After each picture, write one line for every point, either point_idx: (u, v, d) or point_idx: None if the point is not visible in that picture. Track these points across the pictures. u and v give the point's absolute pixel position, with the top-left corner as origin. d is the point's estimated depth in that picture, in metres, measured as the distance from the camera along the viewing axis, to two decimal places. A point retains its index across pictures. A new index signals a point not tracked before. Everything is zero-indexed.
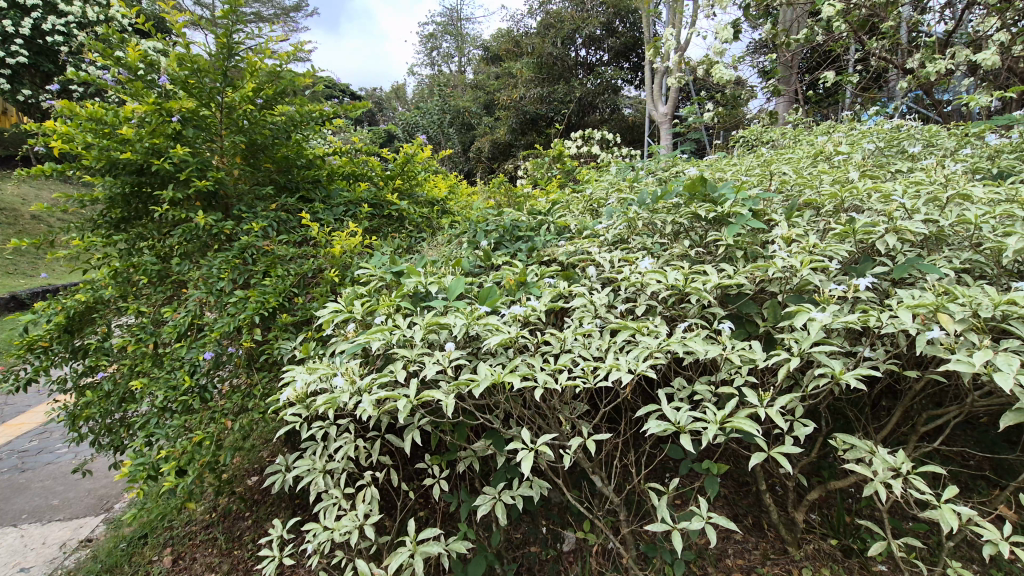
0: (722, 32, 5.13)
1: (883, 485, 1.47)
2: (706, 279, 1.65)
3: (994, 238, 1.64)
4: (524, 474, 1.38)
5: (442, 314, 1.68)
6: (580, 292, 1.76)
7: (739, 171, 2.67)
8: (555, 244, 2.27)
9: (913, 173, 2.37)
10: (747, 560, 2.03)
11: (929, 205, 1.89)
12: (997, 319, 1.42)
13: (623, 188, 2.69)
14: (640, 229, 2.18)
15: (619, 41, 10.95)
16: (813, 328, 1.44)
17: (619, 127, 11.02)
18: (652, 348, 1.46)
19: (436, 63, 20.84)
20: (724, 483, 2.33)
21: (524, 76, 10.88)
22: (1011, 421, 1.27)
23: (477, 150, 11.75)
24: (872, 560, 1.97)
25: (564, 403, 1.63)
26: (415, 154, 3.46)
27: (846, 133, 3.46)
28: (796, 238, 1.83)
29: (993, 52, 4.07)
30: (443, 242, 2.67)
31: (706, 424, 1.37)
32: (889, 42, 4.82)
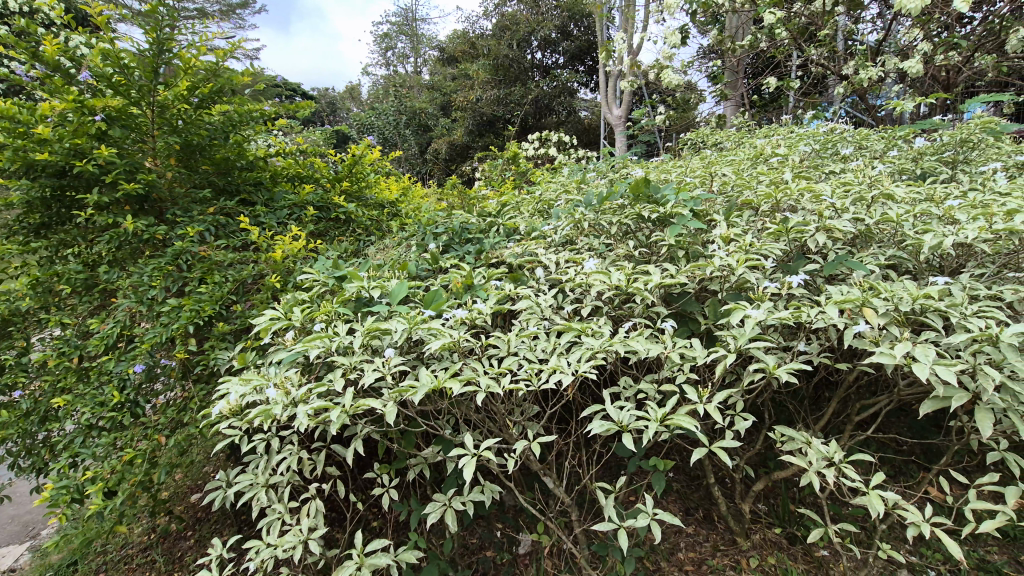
0: (670, 38, 5.27)
1: (819, 472, 1.53)
2: (648, 279, 1.68)
3: (914, 235, 1.73)
4: (467, 480, 1.35)
5: (384, 319, 1.64)
6: (526, 294, 1.75)
7: (683, 173, 2.73)
8: (503, 246, 2.26)
9: (843, 174, 2.49)
10: (697, 553, 2.08)
11: (856, 205, 1.98)
12: (916, 313, 1.50)
13: (572, 190, 2.72)
14: (587, 230, 2.20)
15: (574, 45, 11.12)
16: (748, 325, 1.48)
17: (574, 129, 11.16)
18: (594, 349, 1.47)
19: (392, 63, 20.66)
20: (675, 478, 2.38)
21: (480, 77, 10.86)
22: (930, 409, 1.33)
23: (434, 151, 11.62)
24: (814, 546, 2.04)
25: (513, 405, 1.62)
26: (363, 156, 3.38)
27: (785, 136, 3.62)
28: (734, 237, 1.88)
29: (918, 61, 4.33)
30: (391, 245, 2.62)
31: (648, 422, 1.38)
32: (826, 49, 5.06)
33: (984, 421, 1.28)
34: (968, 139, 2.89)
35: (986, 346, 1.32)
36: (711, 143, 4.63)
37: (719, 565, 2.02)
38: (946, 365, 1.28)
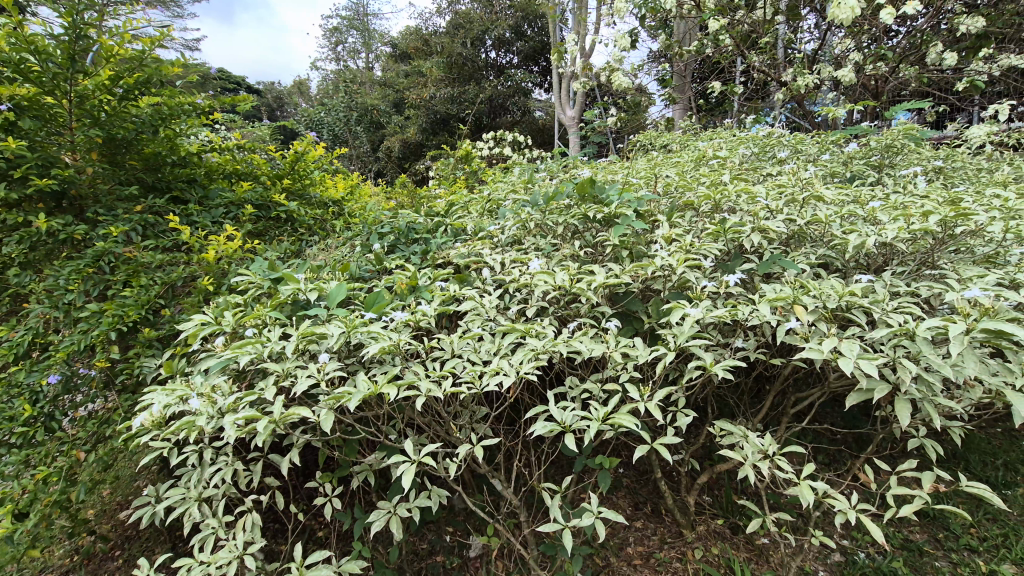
0: (620, 41, 5.36)
1: (756, 464, 1.57)
2: (592, 279, 1.69)
3: (841, 235, 1.82)
4: (405, 488, 1.30)
5: (322, 322, 1.58)
6: (470, 295, 1.73)
7: (629, 174, 2.78)
8: (450, 245, 2.23)
9: (779, 176, 2.59)
10: (646, 547, 2.11)
11: (788, 206, 2.07)
12: (843, 309, 1.57)
13: (520, 190, 2.71)
14: (533, 230, 2.20)
15: (528, 45, 11.19)
16: (687, 323, 1.51)
17: (529, 129, 11.21)
18: (537, 350, 1.46)
19: (342, 59, 20.19)
20: (624, 474, 2.41)
21: (433, 75, 10.73)
22: (855, 401, 1.40)
23: (386, 149, 11.39)
24: (755, 535, 2.11)
25: (457, 408, 1.60)
26: (306, 153, 3.25)
27: (727, 139, 3.75)
28: (676, 237, 1.92)
29: (849, 70, 4.59)
30: (334, 245, 2.53)
31: (590, 422, 1.38)
32: (767, 56, 5.28)
33: (902, 411, 1.34)
34: (892, 145, 3.08)
35: (904, 340, 1.39)
36: (659, 145, 4.73)
37: (666, 558, 2.05)
38: (869, 359, 1.34)
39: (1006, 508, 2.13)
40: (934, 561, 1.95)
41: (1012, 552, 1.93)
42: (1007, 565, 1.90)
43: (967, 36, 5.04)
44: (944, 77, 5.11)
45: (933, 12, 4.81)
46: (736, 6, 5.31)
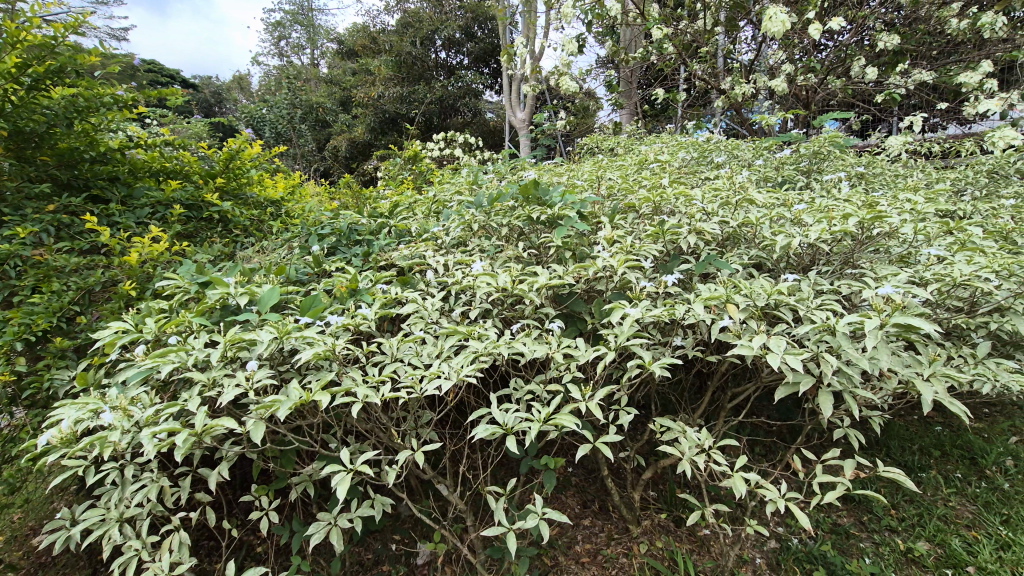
0: (568, 45, 5.43)
1: (693, 459, 1.63)
2: (534, 280, 1.69)
3: (770, 236, 1.91)
4: (341, 499, 1.25)
5: (254, 328, 1.50)
6: (412, 298, 1.69)
7: (574, 176, 2.81)
8: (393, 247, 2.18)
9: (716, 179, 2.69)
10: (593, 544, 2.14)
11: (723, 208, 2.15)
12: (772, 307, 1.64)
13: (465, 191, 2.68)
14: (478, 232, 2.19)
15: (478, 47, 11.19)
16: (626, 323, 1.54)
17: (480, 131, 11.20)
18: (478, 352, 1.44)
19: (285, 55, 19.53)
20: (573, 473, 2.44)
21: (382, 74, 10.54)
22: (784, 394, 1.47)
23: (333, 148, 11.08)
24: (697, 526, 2.18)
25: (399, 413, 1.57)
26: (241, 151, 3.08)
27: (669, 144, 3.87)
28: (617, 239, 1.95)
29: (782, 81, 4.84)
30: (271, 248, 2.43)
31: (531, 424, 1.38)
32: (707, 65, 5.49)
33: (824, 402, 1.42)
34: (819, 152, 3.26)
35: (826, 335, 1.46)
36: (605, 149, 4.82)
37: (613, 554, 2.08)
38: (794, 354, 1.41)
39: (920, 489, 2.30)
40: (858, 542, 2.08)
41: (926, 530, 2.09)
42: (922, 542, 2.05)
43: (885, 52, 5.44)
44: (867, 90, 5.47)
45: (855, 28, 5.15)
46: (678, 16, 5.49)
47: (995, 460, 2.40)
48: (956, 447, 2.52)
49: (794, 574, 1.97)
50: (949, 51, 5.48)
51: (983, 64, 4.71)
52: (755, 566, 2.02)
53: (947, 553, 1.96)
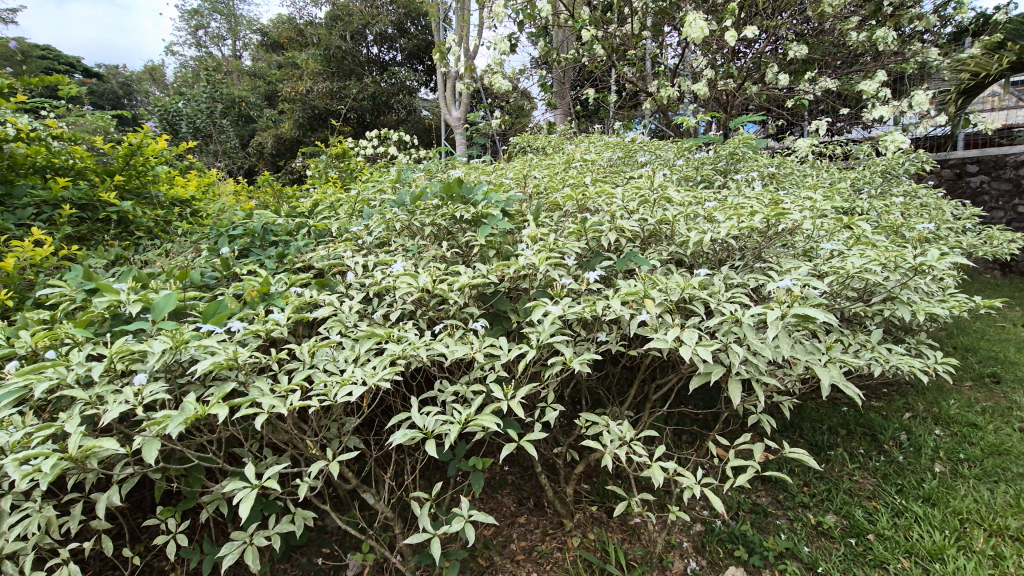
0: (499, 44, 5.43)
1: (617, 451, 1.66)
2: (456, 280, 1.66)
3: (685, 233, 1.99)
4: (245, 516, 1.17)
5: (147, 337, 1.39)
6: (327, 300, 1.62)
7: (501, 174, 2.81)
8: (311, 248, 2.09)
9: (638, 178, 2.77)
10: (528, 541, 2.15)
11: (643, 206, 2.21)
12: (686, 301, 1.70)
13: (389, 188, 2.61)
14: (399, 231, 2.14)
15: (411, 43, 10.99)
16: (548, 320, 1.54)
17: (415, 129, 10.99)
18: (395, 356, 1.40)
19: (203, 45, 18.39)
20: (509, 471, 2.45)
21: (310, 68, 10.12)
22: (697, 384, 1.53)
23: (258, 145, 10.50)
24: (628, 516, 2.23)
25: (316, 421, 1.50)
26: (142, 146, 2.82)
27: (598, 143, 3.95)
28: (540, 237, 1.96)
29: (704, 85, 5.07)
30: (178, 250, 2.27)
31: (451, 426, 1.35)
32: (635, 68, 5.66)
33: (734, 390, 1.49)
34: (734, 153, 3.44)
35: (734, 326, 1.54)
36: (536, 148, 4.85)
37: (548, 550, 2.09)
38: (704, 346, 1.47)
39: (828, 466, 2.48)
40: (775, 520, 2.21)
41: (834, 503, 2.25)
42: (830, 515, 2.20)
43: (795, 60, 5.82)
44: (780, 95, 5.83)
45: (769, 37, 5.47)
46: (608, 20, 5.62)
47: (892, 435, 2.62)
48: (859, 425, 2.74)
49: (717, 554, 2.06)
50: (849, 62, 5.96)
51: (879, 74, 5.14)
52: (681, 550, 2.09)
53: (851, 523, 2.13)
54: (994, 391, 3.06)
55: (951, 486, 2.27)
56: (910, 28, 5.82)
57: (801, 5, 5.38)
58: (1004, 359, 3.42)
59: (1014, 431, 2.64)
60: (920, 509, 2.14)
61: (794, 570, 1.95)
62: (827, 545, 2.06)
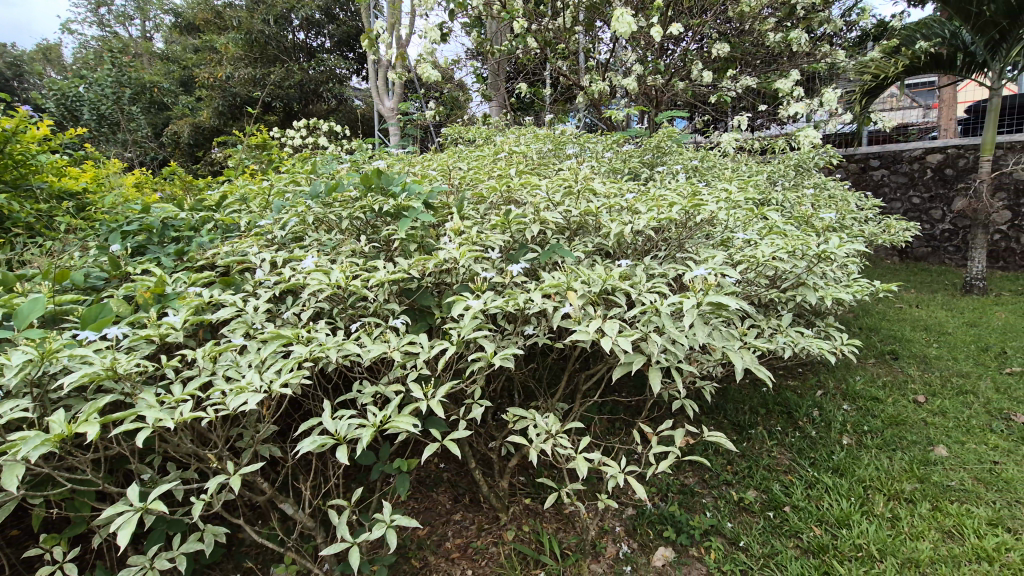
0: (429, 33, 5.30)
1: (544, 444, 1.66)
2: (371, 276, 1.59)
3: (607, 224, 2.01)
4: (126, 543, 1.05)
5: (12, 347, 1.23)
6: (230, 301, 1.50)
7: (427, 166, 2.74)
8: (215, 244, 1.94)
9: (565, 169, 2.78)
10: (464, 538, 2.11)
11: (567, 197, 2.21)
12: (609, 292, 1.71)
13: (305, 178, 2.47)
14: (314, 225, 2.03)
15: (340, 30, 10.60)
16: (468, 316, 1.50)
17: (346, 119, 10.61)
18: (302, 359, 1.31)
19: (107, 24, 16.82)
20: (445, 469, 2.40)
21: (229, 52, 9.47)
22: (620, 374, 1.53)
23: (173, 134, 9.69)
24: (563, 505, 2.24)
25: (220, 431, 1.40)
26: (19, 132, 2.52)
27: (529, 135, 3.94)
28: (464, 230, 1.91)
29: (633, 80, 5.18)
30: (61, 249, 2.03)
31: (365, 430, 1.28)
32: (567, 62, 5.70)
33: (653, 378, 1.52)
34: (659, 146, 3.54)
35: (653, 316, 1.56)
36: (467, 140, 4.77)
37: (483, 545, 2.06)
38: (624, 336, 1.48)
39: (749, 444, 2.60)
40: (701, 499, 2.29)
41: (754, 479, 2.36)
42: (751, 491, 2.31)
43: (718, 58, 6.07)
44: (704, 92, 6.05)
45: (693, 35, 5.66)
46: (541, 12, 5.62)
47: (805, 412, 2.80)
48: (777, 404, 2.89)
49: (648, 536, 2.11)
50: (767, 61, 6.28)
51: (793, 73, 5.44)
52: (614, 535, 2.13)
53: (770, 497, 2.24)
54: (893, 366, 3.34)
55: (856, 456, 2.44)
56: (819, 31, 6.20)
57: (723, 5, 5.60)
58: (901, 337, 3.74)
59: (909, 403, 2.89)
60: (830, 479, 2.29)
61: (718, 546, 2.02)
62: (747, 520, 2.16)
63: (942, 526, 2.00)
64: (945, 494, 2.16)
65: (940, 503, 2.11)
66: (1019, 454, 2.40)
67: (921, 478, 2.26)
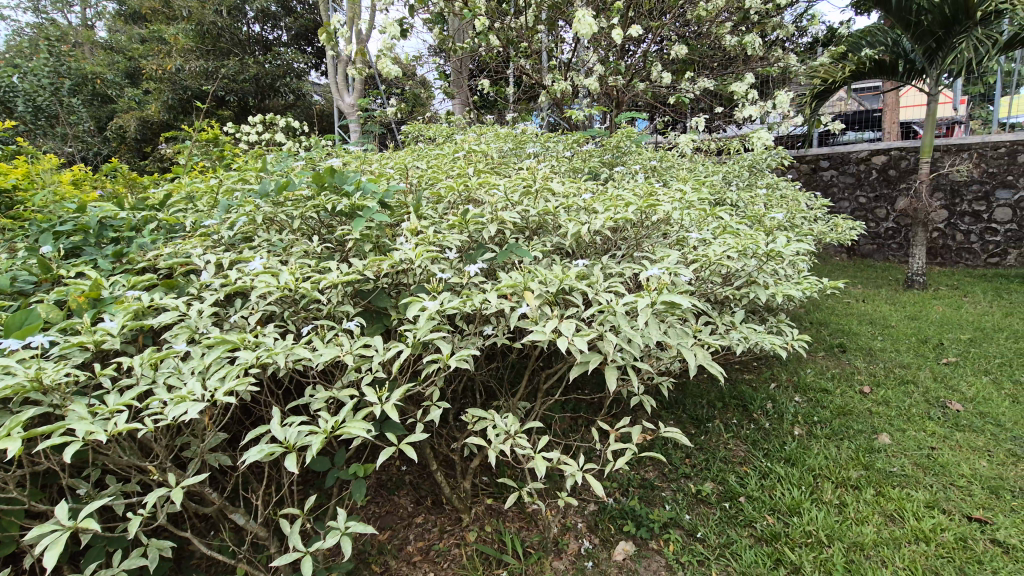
0: (389, 28, 5.21)
1: (503, 444, 1.65)
2: (324, 278, 1.55)
3: (565, 224, 2.02)
4: (54, 565, 0.99)
5: None
6: (173, 305, 1.44)
7: (385, 164, 2.69)
8: (157, 245, 1.86)
9: (525, 168, 2.79)
10: (426, 540, 2.09)
11: (526, 197, 2.22)
12: (566, 291, 1.72)
13: (255, 176, 2.38)
14: (264, 225, 1.98)
15: (297, 24, 10.34)
16: (424, 317, 1.48)
17: (305, 115, 10.35)
18: (249, 365, 1.27)
19: (44, 10, 15.88)
20: (406, 471, 2.37)
21: (179, 44, 9.08)
22: (577, 373, 1.55)
23: (118, 128, 9.20)
24: (526, 504, 2.24)
25: (162, 442, 1.33)
26: None
27: (491, 133, 3.93)
28: (421, 229, 1.89)
29: (594, 80, 5.23)
30: None
31: (316, 436, 1.25)
32: (529, 61, 5.72)
33: (610, 377, 1.53)
34: (618, 146, 3.60)
35: (609, 315, 1.58)
36: (428, 138, 4.71)
37: (445, 547, 2.04)
38: (580, 336, 1.49)
39: (706, 437, 2.67)
40: (661, 492, 2.33)
41: (711, 472, 2.42)
42: (708, 483, 2.37)
43: (676, 60, 6.20)
44: (663, 93, 6.16)
45: (652, 37, 5.76)
46: (503, 10, 5.62)
47: (759, 405, 2.89)
48: (733, 398, 2.98)
49: (609, 531, 2.13)
50: (723, 64, 6.46)
51: (747, 76, 5.60)
52: (576, 531, 2.14)
53: (726, 489, 2.30)
54: (841, 359, 3.50)
55: (807, 446, 2.54)
56: (772, 36, 6.41)
57: (681, 8, 5.72)
58: (848, 331, 3.92)
59: (856, 393, 3.03)
60: (782, 469, 2.37)
61: (676, 538, 2.07)
62: (705, 511, 2.22)
63: (885, 511, 2.10)
64: (888, 479, 2.27)
65: (883, 488, 2.22)
66: (953, 440, 2.55)
67: (866, 466, 2.37)
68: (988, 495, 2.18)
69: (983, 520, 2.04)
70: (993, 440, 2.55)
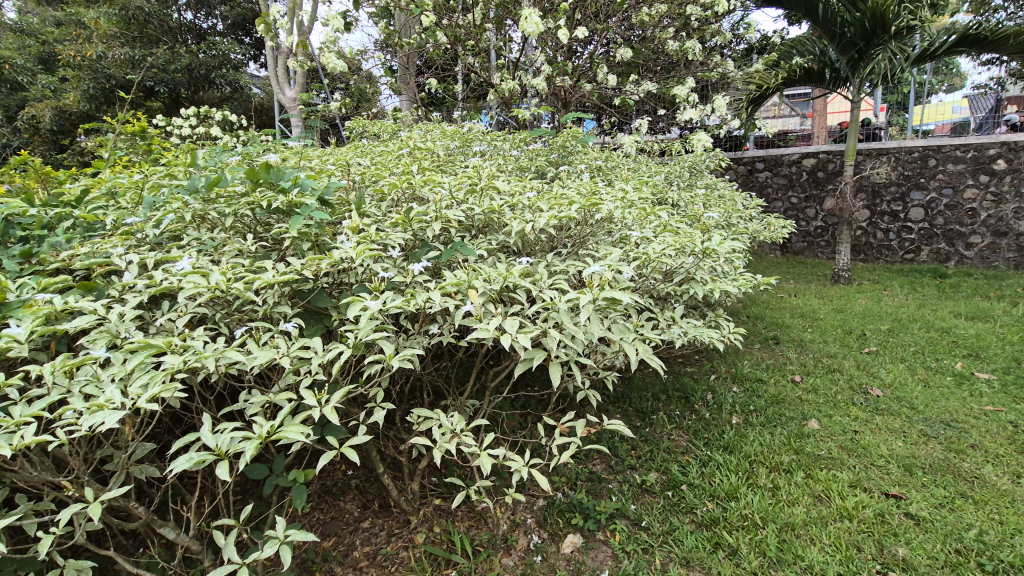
0: (332, 21, 5.05)
1: (449, 444, 1.64)
2: (258, 278, 1.49)
3: (510, 223, 2.03)
4: None
5: None
6: (89, 309, 1.34)
7: (327, 161, 2.61)
8: (74, 244, 1.72)
9: (471, 166, 2.77)
10: (373, 544, 2.05)
11: (471, 195, 2.21)
12: (510, 288, 1.73)
13: (185, 171, 2.25)
14: (193, 223, 1.88)
15: (234, 12, 9.86)
16: (365, 317, 1.45)
17: (243, 109, 9.89)
18: (175, 371, 1.20)
19: None
20: (353, 475, 2.31)
21: (101, 29, 8.47)
22: (521, 370, 1.56)
23: (31, 118, 8.47)
24: (475, 502, 2.24)
25: (79, 454, 1.24)
26: None
27: (438, 130, 3.88)
28: (362, 227, 1.85)
29: (541, 80, 5.27)
30: None
31: (250, 442, 1.20)
32: (477, 59, 5.69)
33: (554, 373, 1.55)
34: (564, 145, 3.64)
35: (552, 312, 1.60)
36: (374, 134, 4.60)
37: (392, 550, 2.01)
38: (524, 333, 1.50)
39: (650, 429, 2.76)
40: (608, 484, 2.38)
41: (655, 462, 2.50)
42: (653, 473, 2.45)
43: (621, 63, 6.34)
44: (609, 95, 6.29)
45: (598, 39, 5.87)
46: (451, 7, 5.58)
47: (699, 396, 3.01)
48: (675, 390, 3.09)
49: (558, 525, 2.16)
50: (666, 68, 6.65)
51: (688, 80, 5.80)
52: (525, 526, 2.16)
53: (669, 478, 2.39)
54: (774, 350, 3.70)
55: (743, 434, 2.67)
56: (711, 42, 6.67)
57: (625, 12, 5.86)
58: (781, 324, 4.14)
59: (787, 382, 3.21)
60: (721, 457, 2.48)
61: (621, 528, 2.12)
62: (649, 500, 2.29)
63: (813, 491, 2.24)
64: (817, 462, 2.43)
65: (813, 471, 2.37)
66: (873, 423, 2.75)
67: (797, 450, 2.52)
68: (903, 472, 2.37)
69: (898, 496, 2.21)
70: (908, 422, 2.77)
